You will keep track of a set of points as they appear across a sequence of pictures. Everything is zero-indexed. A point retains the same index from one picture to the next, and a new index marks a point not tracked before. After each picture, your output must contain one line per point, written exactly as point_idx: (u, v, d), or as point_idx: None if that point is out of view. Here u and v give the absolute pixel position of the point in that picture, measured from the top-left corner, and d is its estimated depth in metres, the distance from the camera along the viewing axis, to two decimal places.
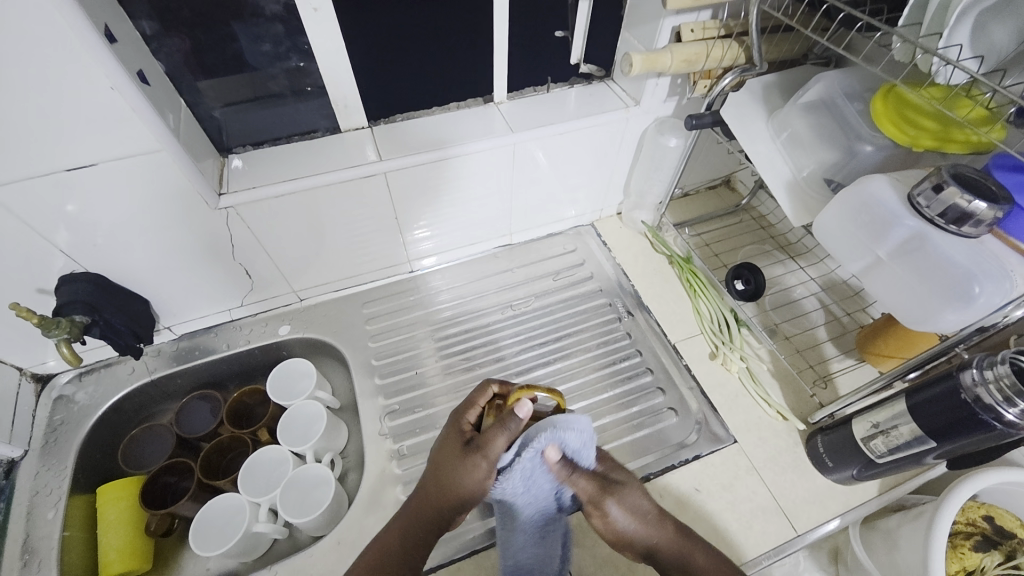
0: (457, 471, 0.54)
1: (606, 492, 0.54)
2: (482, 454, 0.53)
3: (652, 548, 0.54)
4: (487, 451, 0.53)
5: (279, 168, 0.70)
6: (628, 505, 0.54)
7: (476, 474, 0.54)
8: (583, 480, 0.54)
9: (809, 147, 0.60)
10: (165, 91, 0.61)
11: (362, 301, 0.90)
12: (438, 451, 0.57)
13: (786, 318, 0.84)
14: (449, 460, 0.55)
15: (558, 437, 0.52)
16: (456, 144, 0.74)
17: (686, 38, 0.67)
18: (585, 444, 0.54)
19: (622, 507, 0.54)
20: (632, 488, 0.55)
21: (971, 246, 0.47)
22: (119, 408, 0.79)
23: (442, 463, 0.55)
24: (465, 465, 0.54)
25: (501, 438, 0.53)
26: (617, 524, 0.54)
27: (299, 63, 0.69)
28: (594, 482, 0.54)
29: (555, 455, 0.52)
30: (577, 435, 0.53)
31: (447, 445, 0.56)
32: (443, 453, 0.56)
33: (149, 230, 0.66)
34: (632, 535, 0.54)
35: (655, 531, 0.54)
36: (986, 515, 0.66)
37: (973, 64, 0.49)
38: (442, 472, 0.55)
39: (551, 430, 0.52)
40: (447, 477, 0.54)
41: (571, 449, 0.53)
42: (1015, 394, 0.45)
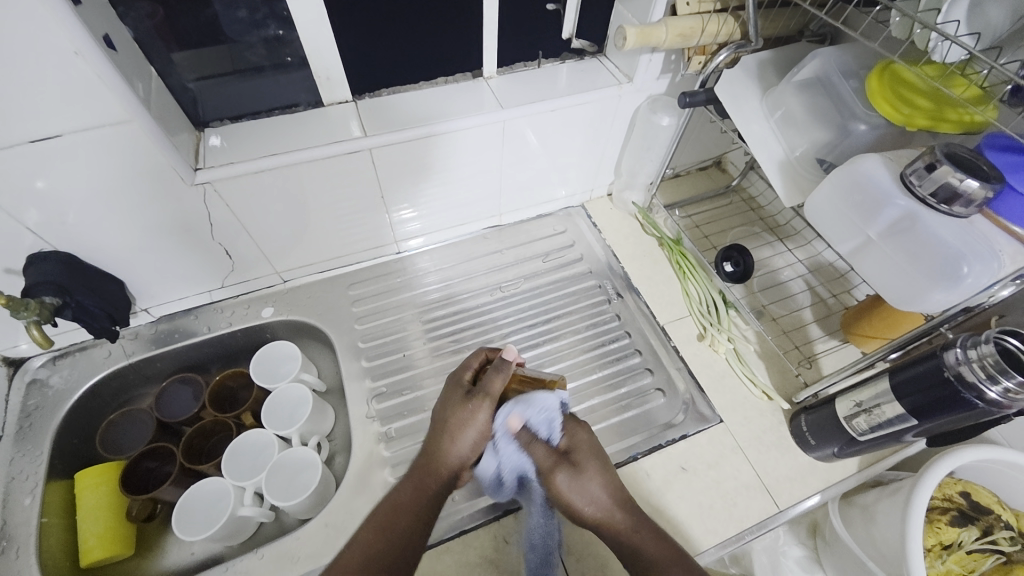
0: (457, 425, 0.56)
1: (559, 469, 0.56)
2: (483, 398, 0.57)
3: (606, 522, 0.55)
4: (488, 391, 0.57)
5: (258, 143, 0.68)
6: (576, 483, 0.55)
7: (480, 420, 0.56)
8: (543, 453, 0.57)
9: (802, 127, 0.59)
10: (133, 58, 0.57)
11: (349, 283, 0.88)
12: (444, 402, 0.59)
13: (773, 300, 0.84)
14: (451, 411, 0.57)
15: (520, 410, 0.57)
16: (445, 119, 0.72)
17: (682, 11, 0.65)
18: (552, 420, 0.58)
19: (573, 486, 0.55)
20: (591, 470, 0.56)
21: (961, 226, 0.47)
22: (96, 392, 0.76)
23: (445, 414, 0.57)
24: (469, 414, 0.56)
25: (496, 376, 0.58)
26: (568, 498, 0.55)
27: (278, 31, 0.65)
28: (550, 456, 0.57)
29: (517, 426, 0.57)
30: (538, 408, 0.57)
31: (449, 399, 0.58)
32: (447, 406, 0.58)
33: (121, 208, 0.63)
34: (581, 511, 0.55)
35: (602, 507, 0.55)
36: (962, 491, 0.68)
37: (970, 40, 0.48)
38: (445, 421, 0.57)
39: (519, 403, 0.57)
40: (447, 424, 0.57)
41: (535, 423, 0.57)
42: (998, 373, 0.46)
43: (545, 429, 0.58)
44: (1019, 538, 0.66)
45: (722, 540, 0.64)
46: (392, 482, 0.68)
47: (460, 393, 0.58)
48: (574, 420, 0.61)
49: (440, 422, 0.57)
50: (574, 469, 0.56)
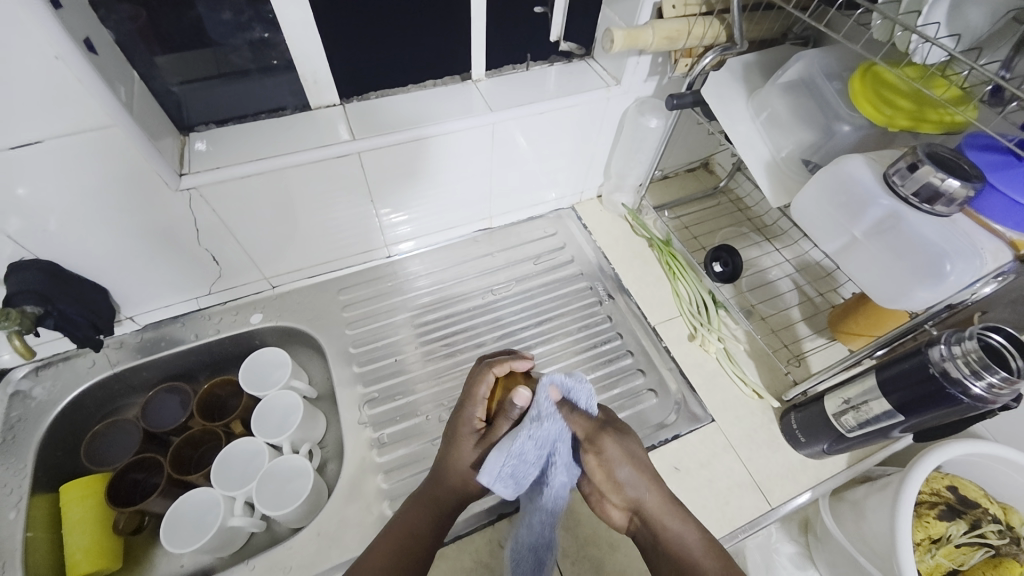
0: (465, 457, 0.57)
1: (604, 433, 0.55)
2: (487, 440, 0.56)
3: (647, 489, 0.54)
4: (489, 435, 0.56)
5: (245, 148, 0.67)
6: (622, 446, 0.55)
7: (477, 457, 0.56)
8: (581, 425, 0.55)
9: (788, 128, 0.60)
10: (116, 63, 0.57)
11: (339, 288, 0.87)
12: (450, 437, 0.58)
13: (762, 299, 0.85)
14: (458, 447, 0.57)
15: (559, 380, 0.55)
16: (435, 122, 0.72)
17: (667, 14, 0.65)
18: (588, 397, 0.56)
19: (619, 448, 0.54)
20: (631, 436, 0.56)
21: (944, 225, 0.47)
22: (81, 403, 0.75)
23: (450, 449, 0.58)
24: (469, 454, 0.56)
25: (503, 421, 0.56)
26: (612, 466, 0.54)
27: (264, 34, 0.64)
28: (591, 425, 0.55)
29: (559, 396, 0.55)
30: (577, 382, 0.56)
31: (457, 434, 0.58)
32: (454, 440, 0.57)
33: (105, 215, 0.62)
34: (629, 479, 0.53)
35: (647, 472, 0.54)
36: (950, 485, 0.69)
37: (950, 42, 0.49)
38: (449, 457, 0.57)
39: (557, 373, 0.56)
40: (452, 459, 0.57)
41: (574, 396, 0.56)
42: (982, 368, 0.47)
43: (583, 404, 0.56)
44: (1007, 532, 0.67)
45: (715, 538, 0.64)
46: (385, 489, 0.68)
47: (472, 438, 0.57)
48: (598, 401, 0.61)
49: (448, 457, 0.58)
50: (615, 433, 0.56)
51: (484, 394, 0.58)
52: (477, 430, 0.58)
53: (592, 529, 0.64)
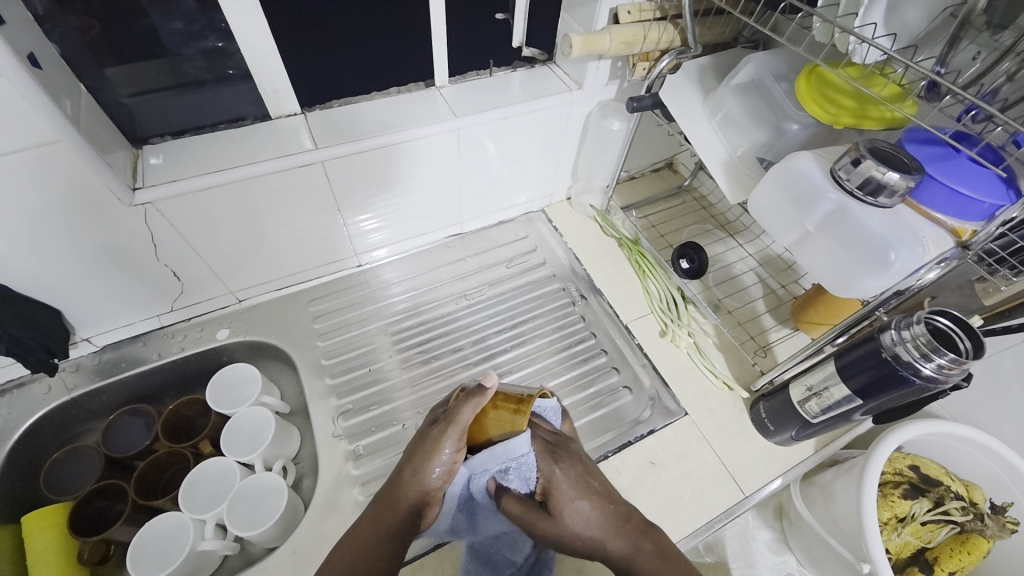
0: (423, 457, 0.50)
1: (538, 523, 0.50)
2: (448, 428, 0.50)
3: (600, 555, 0.49)
4: (455, 419, 0.50)
5: (203, 160, 0.65)
6: (559, 533, 0.49)
7: (445, 448, 0.50)
8: (517, 507, 0.51)
9: (742, 127, 0.62)
10: (61, 76, 0.54)
11: (308, 299, 0.86)
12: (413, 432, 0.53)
13: (728, 293, 0.87)
14: (416, 443, 0.51)
15: (483, 468, 0.50)
16: (400, 129, 0.71)
17: (623, 19, 0.67)
18: (524, 469, 0.49)
19: (555, 536, 0.49)
20: (572, 517, 0.48)
21: (888, 216, 0.49)
22: (37, 431, 0.71)
23: (411, 444, 0.51)
24: (431, 447, 0.50)
25: (469, 404, 0.49)
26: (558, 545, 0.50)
27: (218, 43, 0.62)
28: (525, 509, 0.50)
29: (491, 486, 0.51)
30: (501, 462, 0.49)
31: (418, 430, 0.53)
32: (413, 439, 0.52)
33: (55, 234, 0.59)
34: (579, 553, 0.50)
35: (596, 549, 0.48)
36: (911, 465, 0.72)
37: (886, 41, 0.51)
38: (409, 452, 0.51)
39: (473, 466, 0.51)
40: (410, 458, 0.50)
41: (505, 477, 0.50)
42: (931, 350, 0.49)
43: (517, 482, 0.50)
44: (971, 508, 0.68)
45: (693, 529, 0.65)
46: (362, 501, 0.67)
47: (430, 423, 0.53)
48: (547, 453, 0.50)
49: (406, 451, 0.52)
50: (552, 519, 0.49)
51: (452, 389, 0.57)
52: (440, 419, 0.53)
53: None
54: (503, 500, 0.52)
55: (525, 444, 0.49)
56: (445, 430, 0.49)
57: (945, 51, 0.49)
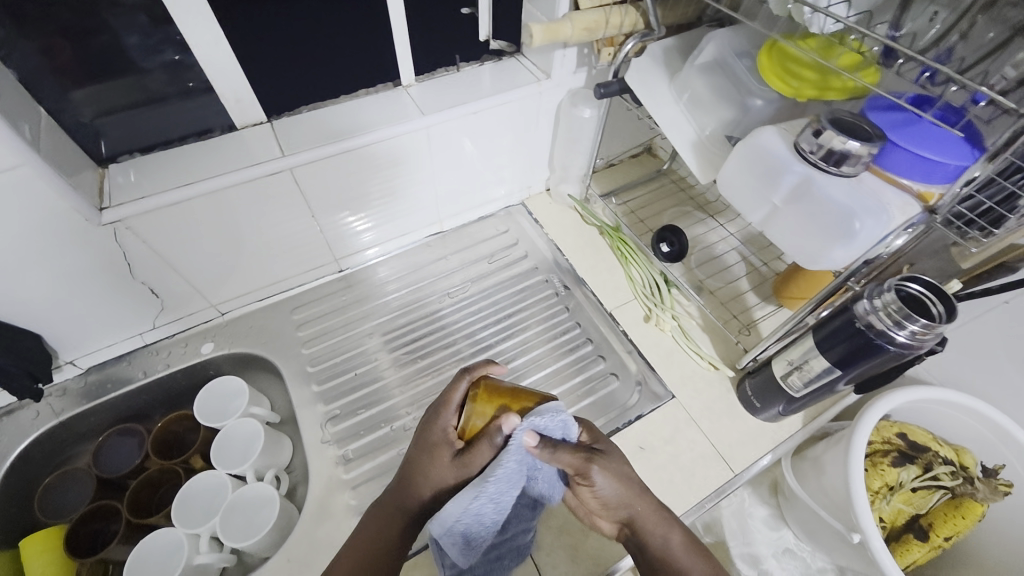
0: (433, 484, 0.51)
1: (594, 463, 0.48)
2: (462, 467, 0.49)
3: (640, 497, 0.51)
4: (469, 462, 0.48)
5: (171, 174, 0.65)
6: (612, 471, 0.49)
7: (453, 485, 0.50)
8: (570, 456, 0.47)
9: (708, 106, 0.62)
10: (17, 99, 0.54)
11: (291, 307, 0.86)
12: (421, 452, 0.52)
13: (710, 274, 0.87)
14: (431, 468, 0.51)
15: (535, 420, 0.46)
16: (370, 130, 0.71)
17: (584, 6, 0.66)
18: (569, 421, 0.48)
19: (608, 474, 0.49)
20: (616, 456, 0.51)
21: (853, 186, 0.49)
22: (28, 457, 0.72)
23: (426, 463, 0.51)
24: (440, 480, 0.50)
25: (486, 448, 0.48)
26: (605, 492, 0.49)
27: (176, 55, 0.62)
28: (580, 456, 0.48)
29: (536, 439, 0.46)
30: (551, 418, 0.47)
31: (431, 448, 0.51)
32: (427, 460, 0.51)
33: (27, 259, 0.59)
34: (619, 501, 0.50)
35: (639, 487, 0.51)
36: (899, 433, 0.72)
37: (842, 10, 0.51)
38: (424, 471, 0.51)
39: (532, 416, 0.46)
40: (426, 478, 0.51)
41: (550, 432, 0.47)
42: (903, 318, 0.49)
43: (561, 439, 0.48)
44: (961, 472, 0.69)
45: (685, 510, 0.66)
46: (354, 505, 0.67)
47: (443, 448, 0.51)
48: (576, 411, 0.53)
49: (416, 469, 0.52)
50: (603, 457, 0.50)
51: (461, 400, 0.53)
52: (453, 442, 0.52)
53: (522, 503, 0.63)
54: (549, 455, 0.46)
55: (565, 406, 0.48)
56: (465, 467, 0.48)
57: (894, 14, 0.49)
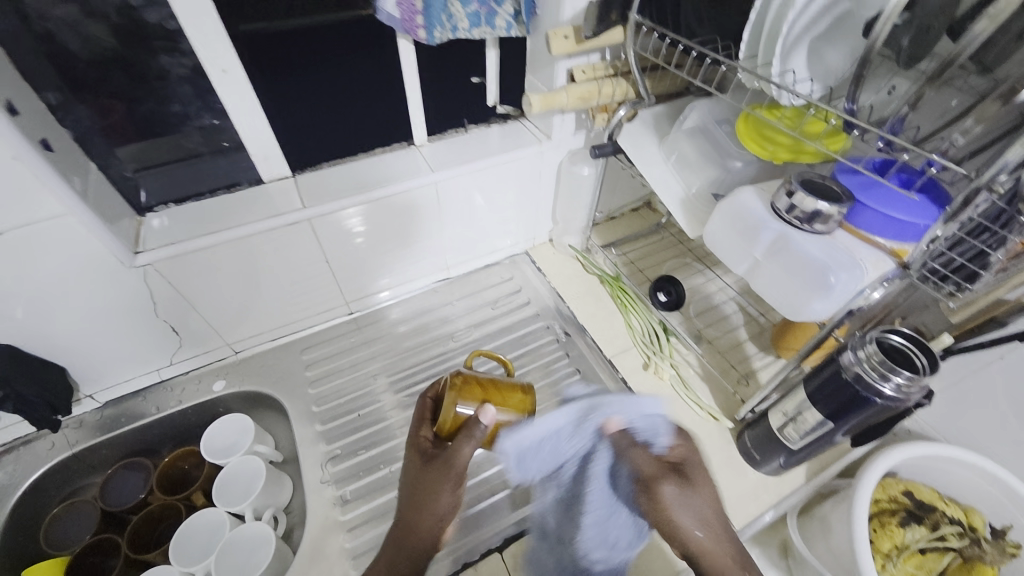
0: (423, 500, 0.51)
1: (669, 479, 0.47)
2: (447, 471, 0.51)
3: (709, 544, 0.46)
4: (454, 461, 0.51)
5: (201, 223, 0.71)
6: (686, 503, 0.46)
7: (445, 490, 0.51)
8: (646, 459, 0.48)
9: (695, 167, 0.67)
10: (72, 157, 0.61)
11: (301, 347, 0.90)
12: (405, 474, 0.54)
13: (708, 323, 0.89)
14: (416, 484, 0.52)
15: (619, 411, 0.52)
16: (383, 185, 0.77)
17: (579, 78, 0.74)
18: (654, 430, 0.50)
19: (679, 503, 0.46)
20: (704, 487, 0.47)
21: (827, 242, 0.52)
22: (40, 486, 0.74)
23: (409, 483, 0.52)
24: (431, 490, 0.51)
25: (467, 443, 0.51)
26: (672, 515, 0.46)
27: (214, 120, 0.70)
28: (657, 465, 0.48)
29: (616, 426, 0.51)
30: (640, 414, 0.51)
31: (411, 465, 0.53)
32: (411, 479, 0.53)
33: (65, 297, 0.64)
34: (683, 533, 0.46)
35: (712, 534, 0.46)
36: (905, 490, 0.70)
37: (807, 85, 0.56)
38: (408, 492, 0.52)
39: (615, 403, 0.53)
40: (417, 498, 0.51)
41: (639, 429, 0.51)
42: (887, 370, 0.50)
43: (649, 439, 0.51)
44: (968, 533, 0.67)
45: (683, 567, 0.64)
46: (348, 547, 0.67)
47: (421, 460, 0.53)
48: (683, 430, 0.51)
49: (405, 490, 0.53)
50: (687, 484, 0.47)
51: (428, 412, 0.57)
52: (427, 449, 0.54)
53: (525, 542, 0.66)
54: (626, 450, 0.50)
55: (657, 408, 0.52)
56: (449, 474, 0.51)
57: (851, 90, 0.50)
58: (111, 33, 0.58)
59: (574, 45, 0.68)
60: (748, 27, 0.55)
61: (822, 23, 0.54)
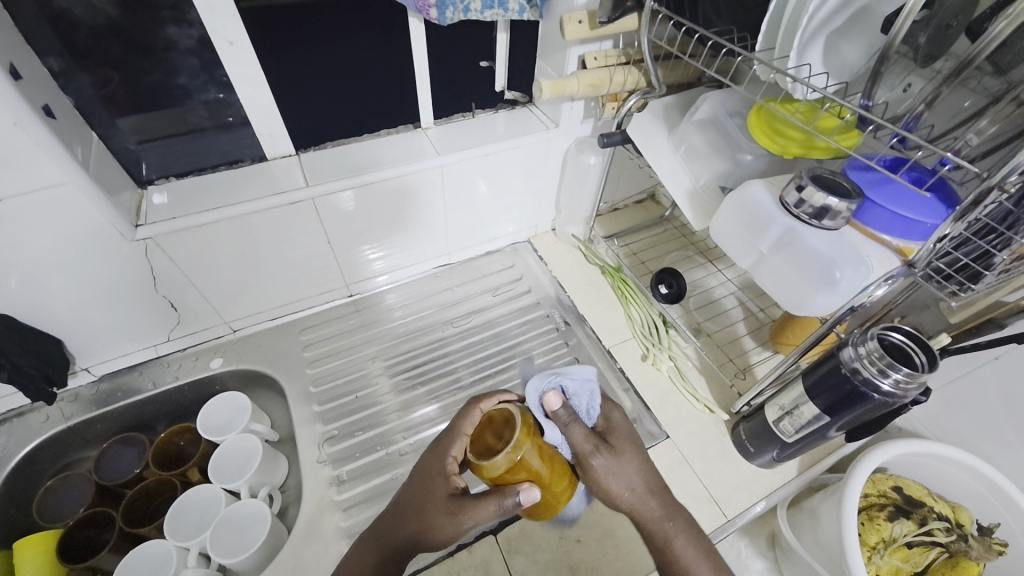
0: (422, 518, 0.51)
1: (599, 453, 0.51)
2: (457, 511, 0.49)
3: (642, 506, 0.53)
4: (468, 511, 0.48)
5: (203, 198, 0.70)
6: (616, 470, 0.51)
7: (443, 526, 0.50)
8: (581, 435, 0.51)
9: (704, 159, 0.67)
10: (73, 125, 0.60)
11: (300, 328, 0.89)
12: (417, 484, 0.53)
13: (708, 317, 0.90)
14: (425, 501, 0.51)
15: (566, 384, 0.53)
16: (389, 166, 0.77)
17: (590, 65, 0.73)
18: (590, 397, 0.55)
19: (611, 470, 0.51)
20: (627, 453, 0.53)
21: (834, 237, 0.52)
22: (33, 458, 0.74)
23: (417, 494, 0.52)
24: (433, 517, 0.50)
25: (491, 504, 0.47)
26: (613, 481, 0.51)
27: (219, 94, 0.68)
28: (590, 440, 0.51)
29: (555, 401, 0.51)
30: (578, 382, 0.54)
31: (429, 483, 0.52)
32: (422, 496, 0.52)
33: (62, 268, 0.63)
34: (620, 497, 0.52)
35: (642, 494, 0.52)
36: (894, 486, 0.71)
37: (823, 78, 0.56)
38: (412, 502, 0.52)
39: (560, 376, 0.54)
40: (419, 512, 0.51)
41: (575, 396, 0.54)
42: (887, 366, 0.51)
43: (584, 404, 0.54)
44: (955, 529, 0.68)
45: None
46: (344, 527, 0.68)
47: (441, 486, 0.52)
48: (607, 399, 0.58)
49: (409, 500, 0.53)
50: (613, 452, 0.52)
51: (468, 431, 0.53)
52: (450, 477, 0.52)
53: (521, 525, 0.67)
54: (568, 423, 0.51)
55: (588, 373, 0.56)
56: (458, 520, 0.49)
57: (869, 85, 0.50)
58: (115, 2, 0.57)
59: (588, 31, 0.67)
60: (767, 19, 0.56)
61: (842, 16, 0.53)
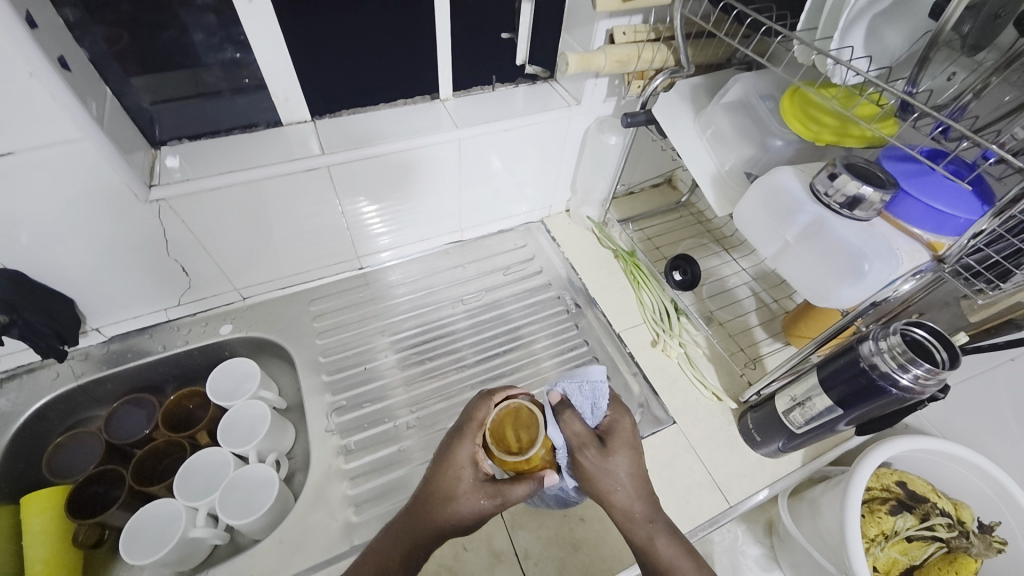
0: (451, 504, 0.52)
1: (589, 448, 0.53)
2: (492, 494, 0.52)
3: (627, 506, 0.53)
4: (504, 493, 0.51)
5: (217, 161, 0.69)
6: (604, 468, 0.53)
7: (479, 509, 0.52)
8: (579, 428, 0.54)
9: (731, 143, 0.65)
10: (87, 78, 0.58)
11: (310, 299, 0.89)
12: (441, 473, 0.53)
13: (720, 306, 0.89)
14: (453, 488, 0.52)
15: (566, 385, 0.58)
16: (406, 137, 0.75)
17: (619, 40, 0.71)
18: (596, 395, 0.58)
19: (601, 467, 0.53)
20: (620, 454, 0.54)
21: (864, 228, 0.51)
22: (43, 415, 0.74)
23: (443, 482, 0.52)
24: (467, 503, 0.52)
25: (526, 484, 0.52)
26: (597, 476, 0.53)
27: (235, 54, 0.66)
28: (583, 435, 0.54)
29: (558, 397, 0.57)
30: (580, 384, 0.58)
31: (454, 471, 0.53)
32: (452, 486, 0.52)
33: (75, 226, 0.62)
34: (606, 493, 0.53)
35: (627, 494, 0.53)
36: (899, 481, 0.73)
37: (864, 62, 0.53)
38: (440, 491, 0.52)
39: (563, 379, 0.59)
40: (448, 500, 0.52)
41: (581, 398, 0.57)
42: (907, 361, 0.50)
43: (588, 403, 0.58)
44: (957, 526, 0.68)
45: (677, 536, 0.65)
46: (350, 495, 0.68)
47: (468, 473, 0.53)
48: (616, 404, 0.59)
49: (434, 488, 0.53)
50: (606, 451, 0.54)
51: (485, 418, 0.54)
52: (477, 463, 0.53)
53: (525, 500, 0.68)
54: (564, 415, 0.55)
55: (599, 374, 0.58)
56: (494, 501, 0.51)
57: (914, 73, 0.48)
58: None
59: (621, 3, 0.64)
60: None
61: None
